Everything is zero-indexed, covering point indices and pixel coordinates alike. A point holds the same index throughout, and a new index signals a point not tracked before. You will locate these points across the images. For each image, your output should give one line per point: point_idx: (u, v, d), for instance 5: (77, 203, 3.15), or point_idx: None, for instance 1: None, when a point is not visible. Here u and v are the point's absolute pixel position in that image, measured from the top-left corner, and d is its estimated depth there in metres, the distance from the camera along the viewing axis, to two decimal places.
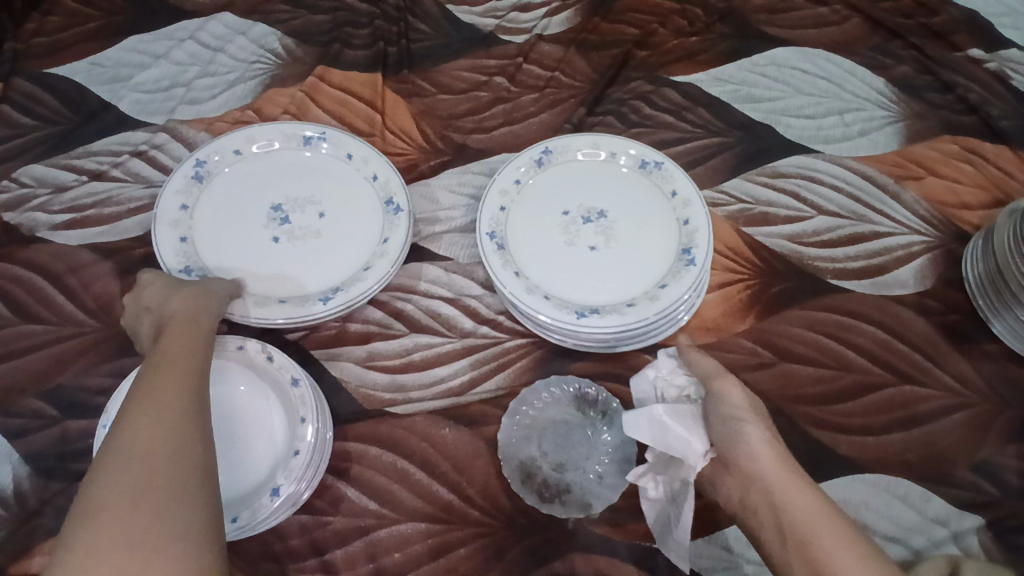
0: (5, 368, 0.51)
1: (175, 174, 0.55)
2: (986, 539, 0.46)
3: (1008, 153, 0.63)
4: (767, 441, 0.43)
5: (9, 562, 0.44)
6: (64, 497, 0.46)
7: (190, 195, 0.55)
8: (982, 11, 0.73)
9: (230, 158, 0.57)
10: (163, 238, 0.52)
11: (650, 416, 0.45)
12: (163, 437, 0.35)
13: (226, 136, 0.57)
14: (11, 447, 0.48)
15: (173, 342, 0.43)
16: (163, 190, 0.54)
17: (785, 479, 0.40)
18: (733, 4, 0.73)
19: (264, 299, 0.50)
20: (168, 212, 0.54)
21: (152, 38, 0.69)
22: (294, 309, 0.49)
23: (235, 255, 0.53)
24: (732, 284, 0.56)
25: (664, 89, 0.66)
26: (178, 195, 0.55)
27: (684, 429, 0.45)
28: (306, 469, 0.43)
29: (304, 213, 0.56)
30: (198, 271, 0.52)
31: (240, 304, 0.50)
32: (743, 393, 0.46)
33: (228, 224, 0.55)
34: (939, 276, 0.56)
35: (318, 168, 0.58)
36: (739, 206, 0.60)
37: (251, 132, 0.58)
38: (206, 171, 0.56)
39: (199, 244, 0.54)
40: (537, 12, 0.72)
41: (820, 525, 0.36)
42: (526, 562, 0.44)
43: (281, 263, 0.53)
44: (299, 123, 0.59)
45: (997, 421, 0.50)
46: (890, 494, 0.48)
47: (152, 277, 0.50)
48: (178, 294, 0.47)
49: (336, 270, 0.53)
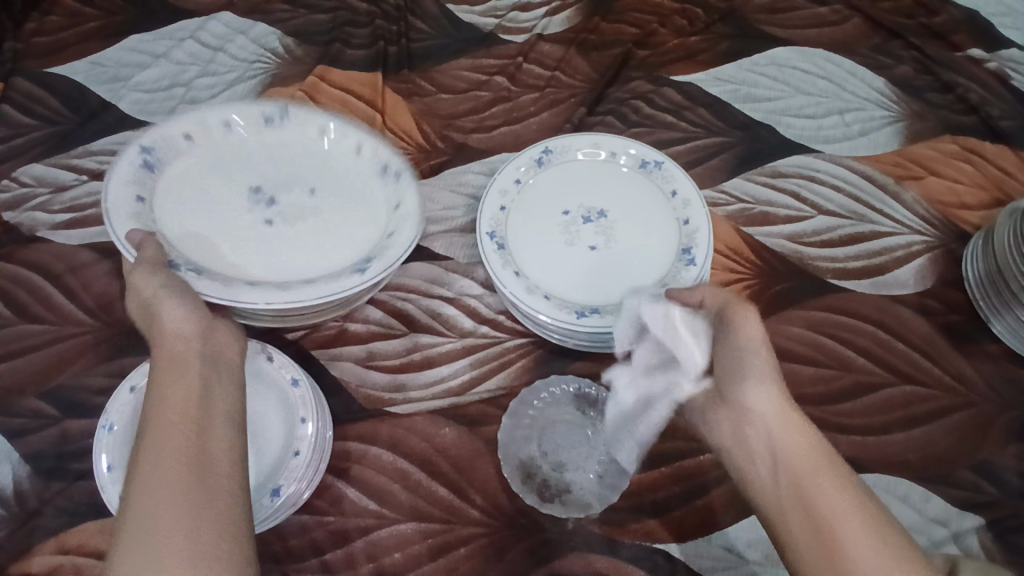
0: (5, 368, 0.51)
1: (119, 163, 0.48)
2: (986, 539, 0.46)
3: (1008, 153, 0.63)
4: (773, 381, 0.43)
5: (9, 562, 0.45)
6: (63, 497, 0.47)
7: (144, 186, 0.49)
8: (982, 11, 0.73)
9: (181, 144, 0.52)
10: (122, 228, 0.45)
11: (664, 315, 0.47)
12: (168, 494, 0.32)
13: (172, 122, 0.52)
14: (10, 446, 0.48)
15: (164, 374, 0.38)
16: (109, 181, 0.47)
17: (786, 415, 0.41)
18: (733, 4, 0.72)
19: (284, 287, 0.45)
20: (132, 211, 0.47)
21: (152, 38, 0.69)
22: (317, 287, 0.45)
23: (232, 260, 0.48)
24: (732, 284, 0.56)
25: (664, 89, 0.66)
26: (130, 185, 0.48)
27: (688, 343, 0.47)
28: (307, 469, 0.44)
29: (292, 193, 0.53)
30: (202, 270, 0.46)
31: (207, 285, 0.44)
32: (759, 326, 0.46)
33: (208, 224, 0.50)
34: (939, 277, 0.57)
35: (289, 145, 0.55)
36: (739, 206, 0.60)
37: (195, 115, 0.53)
38: (155, 158, 0.50)
39: (177, 244, 0.48)
40: (537, 12, 0.72)
41: (820, 470, 0.38)
42: (526, 562, 0.44)
43: (286, 258, 0.50)
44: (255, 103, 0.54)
45: (997, 422, 0.50)
46: (889, 494, 0.48)
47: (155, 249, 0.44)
48: (195, 316, 0.42)
49: (349, 255, 0.49)
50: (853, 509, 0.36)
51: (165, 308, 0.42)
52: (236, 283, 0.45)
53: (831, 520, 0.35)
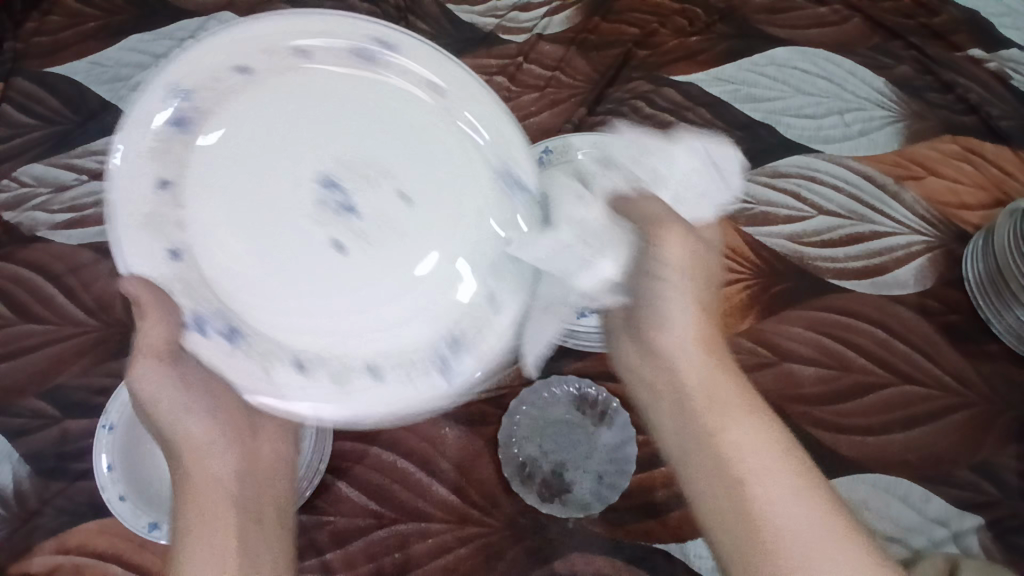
0: (6, 368, 0.52)
1: (142, 117, 0.40)
2: (985, 539, 0.47)
3: (1008, 153, 0.63)
4: (686, 308, 0.43)
5: (7, 562, 0.47)
6: (63, 496, 0.48)
7: (170, 166, 0.41)
8: (982, 12, 0.71)
9: (231, 79, 0.42)
10: (142, 241, 0.40)
11: (553, 242, 0.44)
12: None
13: (219, 48, 0.42)
14: (10, 446, 0.49)
15: (202, 488, 0.39)
16: (125, 161, 0.40)
17: (695, 351, 0.41)
18: (734, 3, 0.71)
19: (344, 376, 0.42)
20: (146, 206, 0.40)
21: (151, 38, 0.68)
22: (379, 401, 0.41)
23: (274, 298, 0.43)
24: (733, 284, 0.55)
25: (663, 89, 0.67)
26: (151, 163, 0.41)
27: (584, 252, 0.45)
28: (309, 470, 0.46)
29: (376, 193, 0.45)
30: (239, 336, 0.41)
31: (241, 372, 0.40)
32: (684, 249, 0.44)
33: (249, 220, 0.43)
34: (940, 277, 0.57)
35: (378, 111, 0.45)
36: (740, 206, 0.59)
37: (260, 31, 0.43)
38: (190, 113, 0.41)
39: (204, 257, 0.42)
40: (537, 12, 0.71)
41: (726, 414, 0.38)
42: (526, 561, 0.45)
43: (343, 292, 0.44)
44: (347, 29, 0.44)
45: (998, 421, 0.51)
46: (890, 494, 0.49)
47: (150, 300, 0.38)
48: (224, 451, 0.41)
49: (415, 322, 0.44)
50: (761, 459, 0.35)
51: (180, 411, 0.40)
52: (278, 368, 0.41)
53: (734, 466, 0.36)
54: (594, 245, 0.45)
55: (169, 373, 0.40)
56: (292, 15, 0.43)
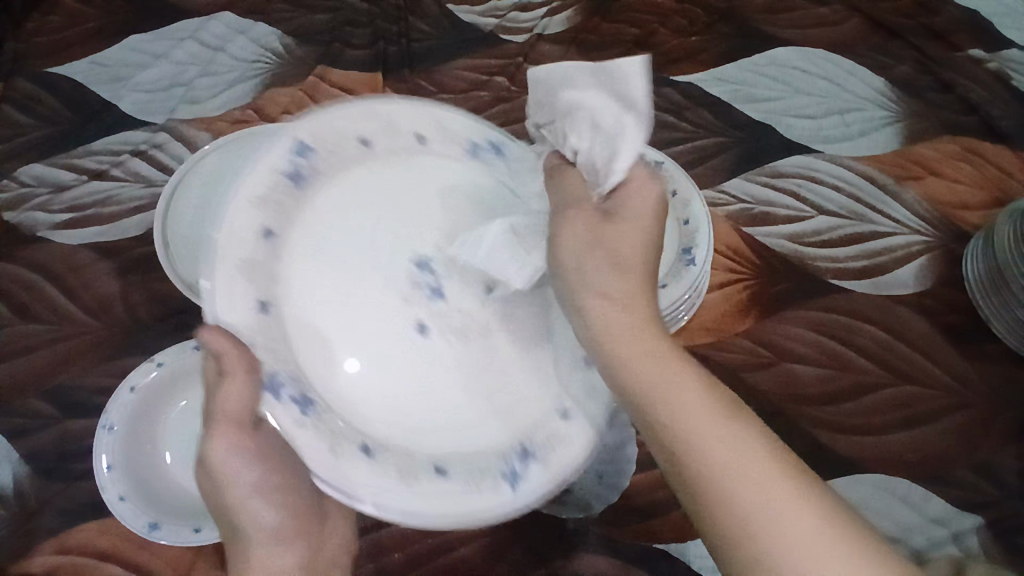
0: (5, 368, 0.52)
1: (264, 158, 0.39)
2: (985, 539, 0.47)
3: (1009, 153, 0.63)
4: (611, 289, 0.38)
5: (9, 562, 0.46)
6: (63, 497, 0.48)
7: (274, 213, 0.39)
8: (983, 11, 0.72)
9: (352, 147, 0.42)
10: (227, 281, 0.37)
11: (488, 240, 0.42)
12: None
13: (347, 114, 0.42)
14: (10, 447, 0.49)
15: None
16: (238, 195, 0.38)
17: (620, 335, 0.37)
18: (734, 3, 0.71)
19: (414, 475, 0.37)
20: (245, 252, 0.38)
21: (152, 38, 0.68)
22: (444, 499, 0.36)
23: (347, 378, 0.40)
24: (732, 284, 0.56)
25: (664, 90, 0.66)
26: (256, 205, 0.38)
27: (507, 254, 0.42)
28: None
29: (464, 279, 0.44)
30: (312, 407, 0.37)
31: (312, 447, 0.35)
32: (583, 223, 0.40)
33: (338, 292, 0.41)
34: (939, 277, 0.57)
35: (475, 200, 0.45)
36: (739, 206, 0.60)
37: (386, 108, 0.44)
38: (305, 165, 0.41)
39: (290, 316, 0.39)
40: (537, 12, 0.71)
41: (690, 421, 0.33)
42: (527, 561, 0.46)
43: (421, 377, 0.42)
44: (466, 124, 0.45)
45: (997, 421, 0.51)
46: (889, 494, 0.49)
47: (238, 357, 0.37)
48: (287, 546, 0.43)
49: (495, 419, 0.41)
50: (735, 463, 0.31)
51: (241, 482, 0.41)
52: (347, 449, 0.37)
53: (712, 479, 0.32)
54: (523, 239, 0.42)
55: (240, 447, 0.40)
56: (413, 100, 0.44)
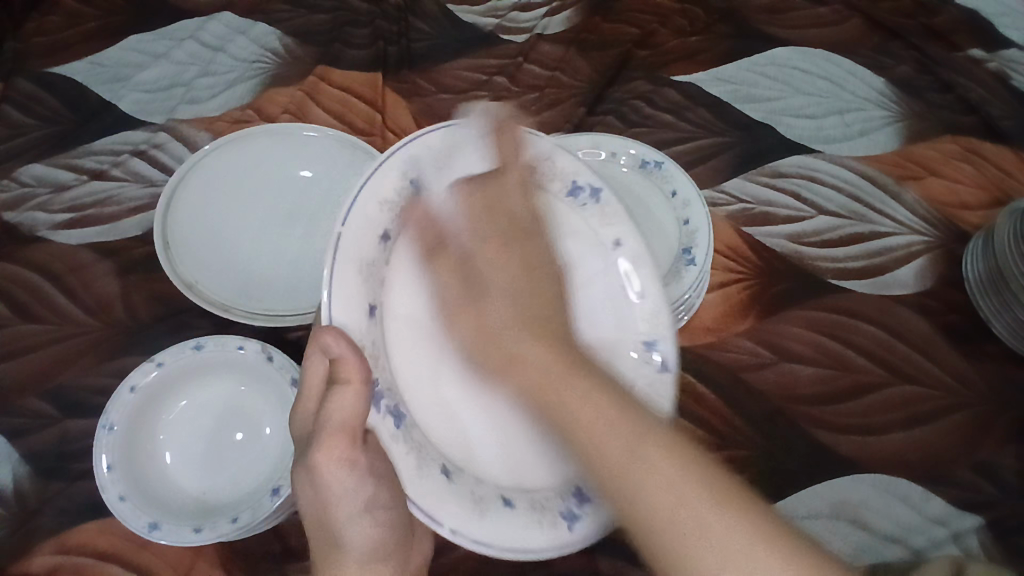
0: (5, 368, 0.52)
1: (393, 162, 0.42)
2: (985, 539, 0.47)
3: (1008, 153, 0.63)
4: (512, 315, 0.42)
5: (9, 562, 0.46)
6: (63, 497, 0.48)
7: (393, 218, 0.42)
8: (982, 11, 0.72)
9: (470, 164, 0.45)
10: (348, 276, 0.39)
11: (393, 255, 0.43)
12: None
13: (472, 134, 0.45)
14: (10, 447, 0.49)
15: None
16: (367, 192, 0.40)
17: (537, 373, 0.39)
18: (734, 3, 0.71)
19: (483, 502, 0.41)
20: (366, 254, 0.40)
21: (152, 38, 0.68)
22: (509, 532, 0.40)
23: (434, 399, 0.44)
24: (732, 284, 0.56)
25: (664, 89, 0.66)
26: (383, 208, 0.41)
27: (388, 273, 0.43)
28: None
29: None
30: (404, 421, 0.42)
31: (401, 463, 0.40)
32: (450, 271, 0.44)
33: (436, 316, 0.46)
34: (939, 277, 0.57)
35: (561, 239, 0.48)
36: (739, 206, 0.60)
37: (509, 131, 0.45)
38: (428, 176, 0.43)
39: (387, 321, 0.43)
40: (537, 12, 0.71)
41: (599, 438, 0.35)
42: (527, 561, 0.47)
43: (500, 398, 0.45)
44: (574, 166, 0.47)
45: (997, 421, 0.51)
46: (889, 494, 0.49)
47: (356, 366, 0.37)
48: (383, 564, 0.41)
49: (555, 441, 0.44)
50: (655, 482, 0.33)
51: (345, 497, 0.40)
52: (431, 469, 0.41)
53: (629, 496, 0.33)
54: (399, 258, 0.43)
55: (346, 462, 0.40)
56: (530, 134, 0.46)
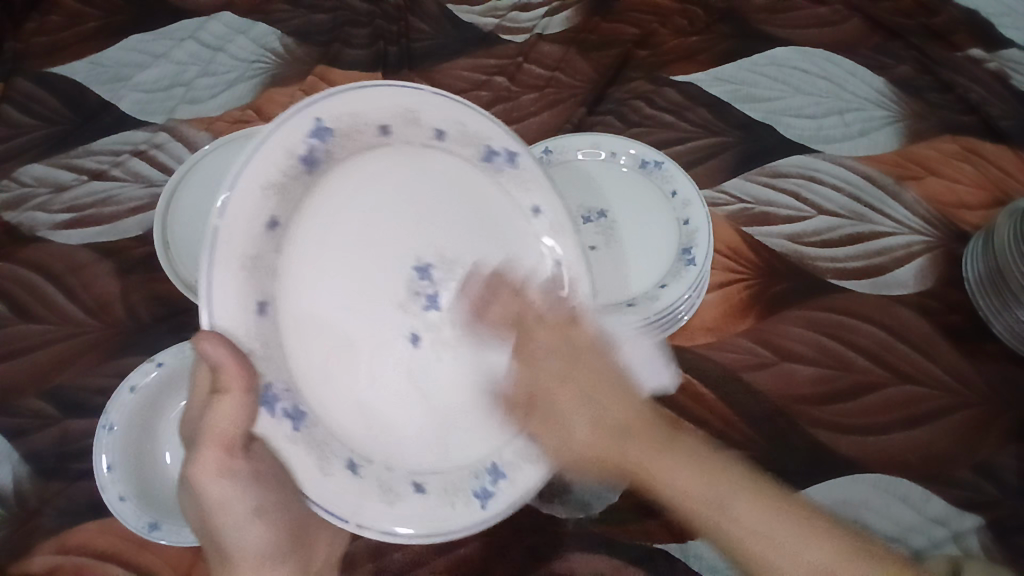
0: (6, 368, 0.52)
1: (271, 141, 0.35)
2: (985, 539, 0.47)
3: (1009, 153, 0.64)
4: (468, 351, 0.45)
5: (8, 563, 0.46)
6: (62, 497, 0.48)
7: (282, 203, 0.36)
8: (982, 11, 0.72)
9: (372, 133, 0.39)
10: (228, 280, 0.34)
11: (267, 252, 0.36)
12: None
13: (376, 98, 0.39)
14: (10, 447, 0.49)
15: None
16: (238, 178, 0.34)
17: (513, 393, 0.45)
18: (734, 3, 0.71)
19: (398, 497, 0.39)
20: (248, 248, 0.35)
21: (152, 38, 0.68)
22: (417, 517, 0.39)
23: (337, 386, 0.40)
24: (732, 284, 0.56)
25: (664, 89, 0.66)
26: (264, 193, 0.35)
27: (265, 270, 0.36)
28: None
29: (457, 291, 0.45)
30: (304, 421, 0.38)
31: (301, 465, 0.37)
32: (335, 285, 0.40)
33: (339, 298, 0.40)
34: (939, 277, 0.57)
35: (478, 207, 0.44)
36: (739, 206, 0.60)
37: (406, 95, 0.39)
38: (319, 152, 0.37)
39: (286, 315, 0.38)
40: (537, 12, 0.71)
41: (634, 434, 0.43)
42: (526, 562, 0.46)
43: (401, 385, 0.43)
44: (484, 126, 0.42)
45: (997, 421, 0.51)
46: (889, 494, 0.49)
47: (237, 373, 0.34)
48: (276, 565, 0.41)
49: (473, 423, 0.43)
50: (689, 478, 0.39)
51: (233, 504, 0.39)
52: (334, 467, 0.38)
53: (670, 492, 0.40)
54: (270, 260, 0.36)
55: (227, 472, 0.38)
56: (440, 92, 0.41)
